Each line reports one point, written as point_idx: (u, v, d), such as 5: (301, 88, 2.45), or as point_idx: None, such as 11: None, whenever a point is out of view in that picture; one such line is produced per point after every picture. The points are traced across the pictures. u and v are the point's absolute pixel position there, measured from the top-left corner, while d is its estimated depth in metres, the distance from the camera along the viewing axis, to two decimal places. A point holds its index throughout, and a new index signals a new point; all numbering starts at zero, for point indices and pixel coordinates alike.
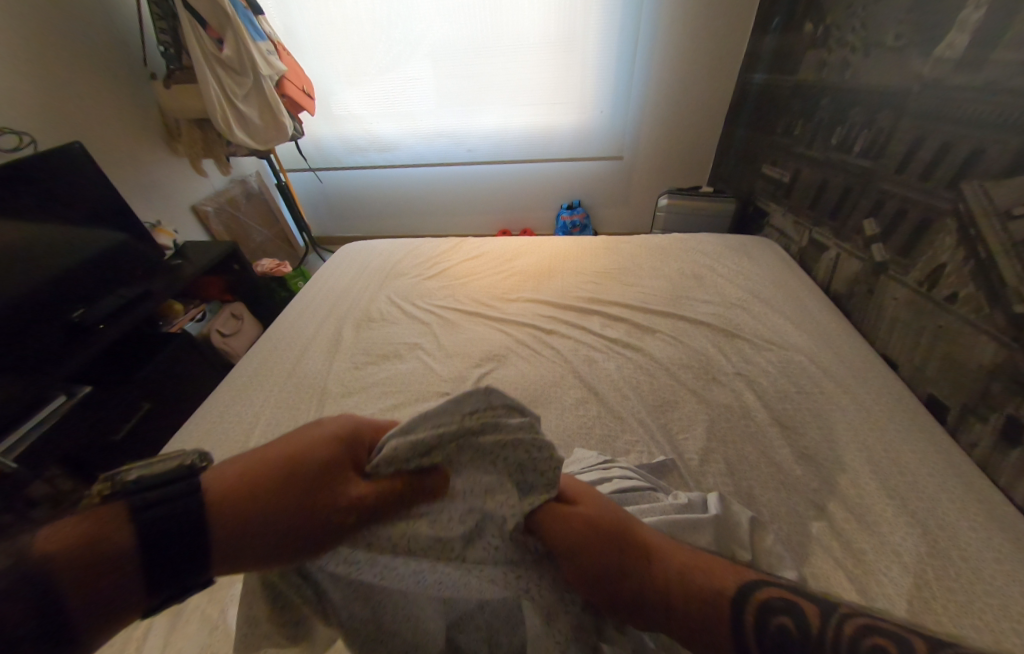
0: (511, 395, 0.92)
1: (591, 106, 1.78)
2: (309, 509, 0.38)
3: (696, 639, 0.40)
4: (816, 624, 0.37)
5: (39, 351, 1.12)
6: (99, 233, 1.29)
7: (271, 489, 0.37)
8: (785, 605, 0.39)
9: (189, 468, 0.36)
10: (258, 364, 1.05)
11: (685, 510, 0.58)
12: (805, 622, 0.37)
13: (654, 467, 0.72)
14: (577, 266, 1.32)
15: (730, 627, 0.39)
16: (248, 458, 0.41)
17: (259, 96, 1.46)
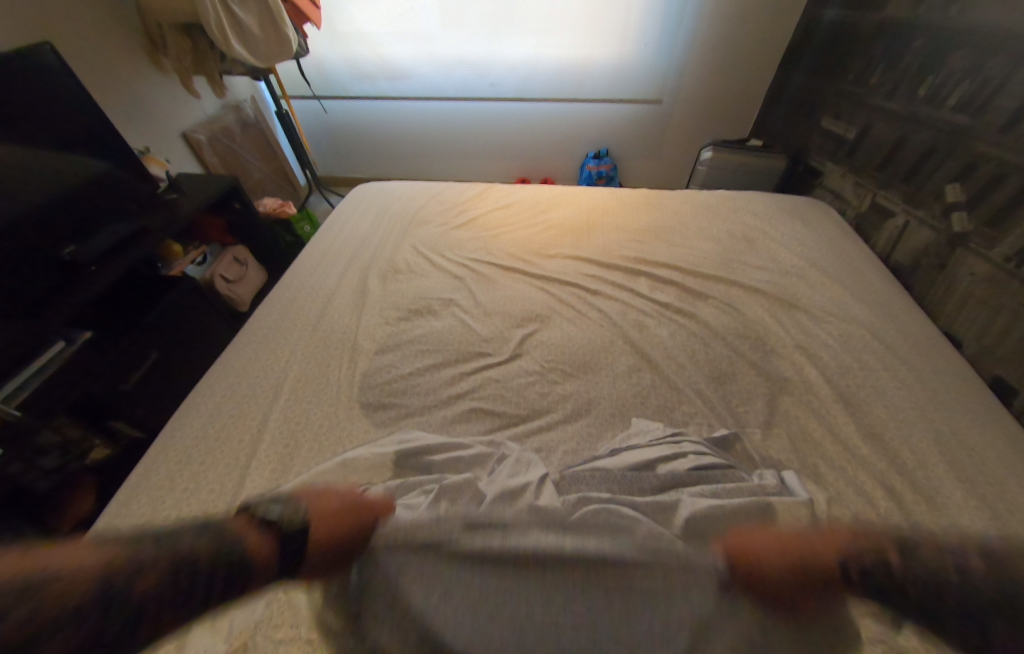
0: (560, 359, 0.86)
1: (633, 37, 1.58)
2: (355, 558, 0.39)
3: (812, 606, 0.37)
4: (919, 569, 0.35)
5: (31, 291, 1.01)
6: (84, 157, 1.13)
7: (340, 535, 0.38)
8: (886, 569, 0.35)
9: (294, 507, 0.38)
10: (280, 314, 0.97)
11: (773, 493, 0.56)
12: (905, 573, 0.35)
13: (720, 441, 0.69)
14: (618, 222, 1.23)
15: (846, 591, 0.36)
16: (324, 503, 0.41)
17: (259, 0, 1.24)
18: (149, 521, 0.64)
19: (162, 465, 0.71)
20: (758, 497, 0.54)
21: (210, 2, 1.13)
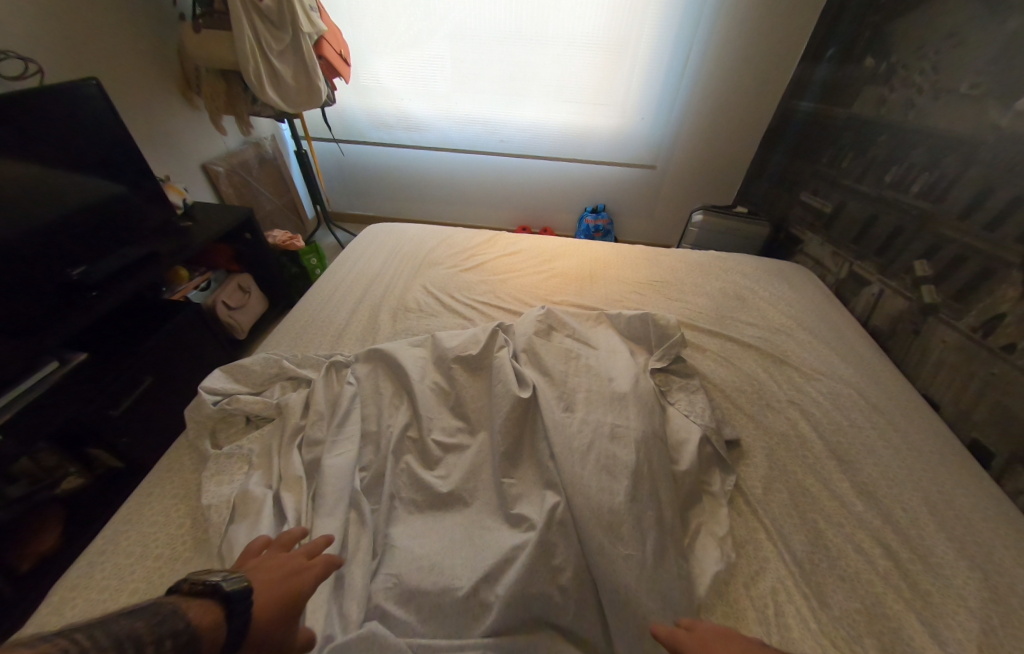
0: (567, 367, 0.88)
1: (633, 112, 1.76)
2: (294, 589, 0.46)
3: None
4: None
5: (29, 314, 1.00)
6: (103, 181, 1.15)
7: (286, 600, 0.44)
8: None
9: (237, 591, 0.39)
10: (293, 342, 0.98)
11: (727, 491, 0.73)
12: None
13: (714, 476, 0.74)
14: (619, 274, 1.30)
15: None
16: (271, 583, 0.45)
17: (296, 56, 1.35)
18: (143, 567, 0.62)
19: (154, 504, 0.70)
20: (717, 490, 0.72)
21: (252, 53, 1.23)
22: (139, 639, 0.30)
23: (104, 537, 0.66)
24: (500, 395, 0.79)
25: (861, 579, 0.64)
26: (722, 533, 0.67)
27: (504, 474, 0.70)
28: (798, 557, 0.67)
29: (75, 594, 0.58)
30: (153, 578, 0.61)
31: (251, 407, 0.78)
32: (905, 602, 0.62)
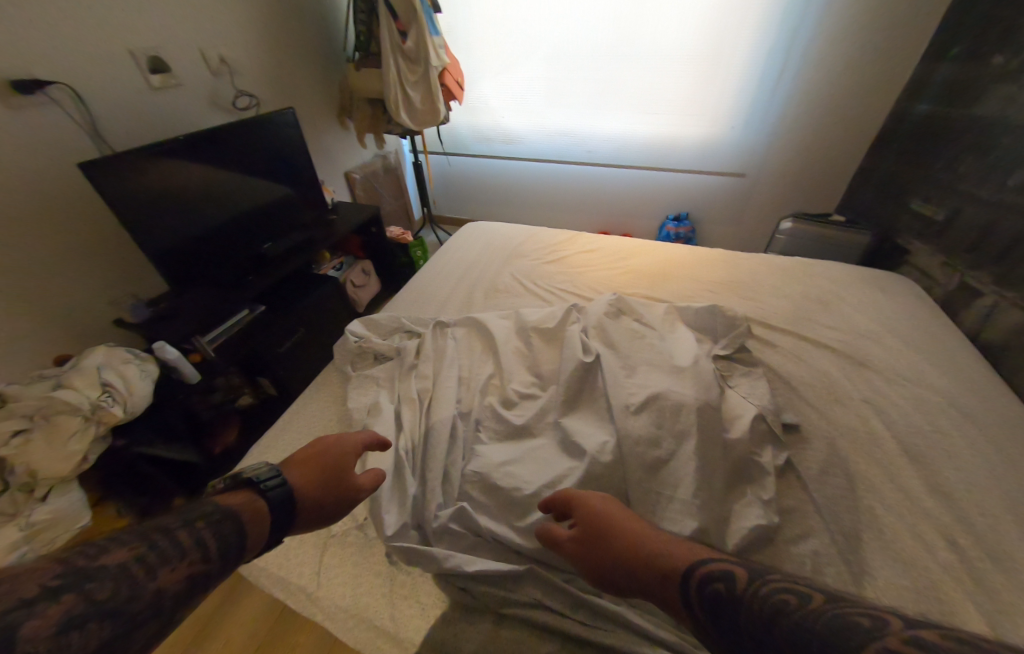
0: (634, 343, 0.99)
1: (723, 121, 1.80)
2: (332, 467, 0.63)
3: (643, 568, 0.49)
4: (694, 588, 0.44)
5: (234, 273, 1.44)
6: (286, 184, 1.57)
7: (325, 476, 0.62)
8: (722, 574, 0.43)
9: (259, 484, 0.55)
10: (409, 307, 1.24)
11: (779, 465, 0.78)
12: (734, 585, 0.41)
13: (769, 450, 0.79)
14: (692, 273, 1.36)
15: (679, 587, 0.45)
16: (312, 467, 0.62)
17: (425, 84, 1.66)
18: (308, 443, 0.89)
19: (315, 406, 0.98)
20: (769, 461, 0.77)
21: (394, 85, 1.56)
22: (163, 531, 0.42)
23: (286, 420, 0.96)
24: (571, 358, 0.93)
25: (915, 563, 0.65)
26: (769, 498, 0.73)
27: (570, 418, 0.85)
28: (848, 533, 0.69)
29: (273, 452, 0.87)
30: None
31: (381, 348, 1.04)
32: (965, 592, 0.62)
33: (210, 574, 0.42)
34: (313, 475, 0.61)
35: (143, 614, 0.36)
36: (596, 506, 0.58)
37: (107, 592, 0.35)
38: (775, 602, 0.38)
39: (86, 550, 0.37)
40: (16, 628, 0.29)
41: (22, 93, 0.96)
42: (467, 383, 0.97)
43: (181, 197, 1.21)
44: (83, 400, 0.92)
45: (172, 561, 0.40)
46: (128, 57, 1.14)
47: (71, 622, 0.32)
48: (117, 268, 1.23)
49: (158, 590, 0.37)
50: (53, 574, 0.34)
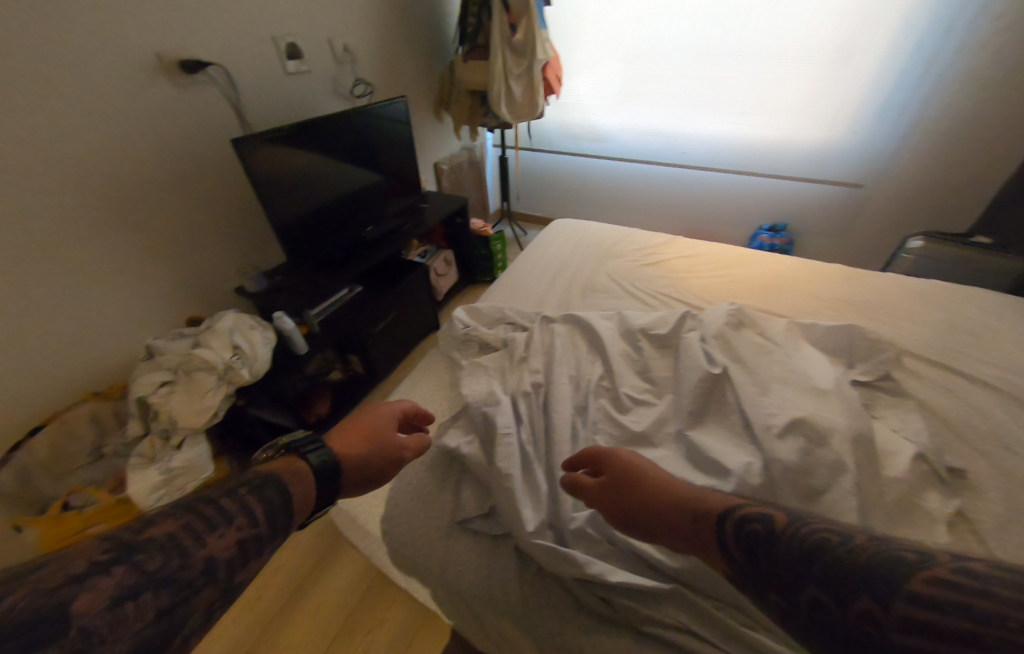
0: (763, 359, 0.92)
1: (844, 125, 1.66)
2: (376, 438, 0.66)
3: (675, 519, 0.44)
4: (722, 532, 0.37)
5: (337, 253, 1.50)
6: (391, 171, 1.62)
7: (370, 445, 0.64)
8: (758, 515, 0.36)
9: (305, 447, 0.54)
10: (508, 299, 1.24)
11: (949, 513, 0.68)
12: (773, 524, 0.34)
13: (933, 494, 0.70)
14: (810, 289, 1.25)
15: (707, 532, 0.39)
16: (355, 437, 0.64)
17: (528, 78, 1.65)
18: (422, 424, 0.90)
19: (424, 388, 1.00)
20: (937, 507, 0.68)
21: (499, 78, 1.57)
22: (205, 499, 0.39)
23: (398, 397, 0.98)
24: (695, 368, 0.88)
25: None
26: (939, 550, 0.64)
27: (695, 431, 0.80)
28: None
29: None
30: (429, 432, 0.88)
31: (488, 338, 1.04)
32: None
33: (261, 536, 0.40)
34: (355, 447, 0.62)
35: (199, 581, 0.33)
36: (633, 462, 0.55)
37: (159, 561, 0.33)
38: (816, 541, 0.30)
39: (132, 523, 0.35)
40: (66, 607, 0.27)
41: (186, 73, 1.05)
42: (579, 383, 0.94)
43: (307, 178, 1.29)
44: (219, 360, 0.99)
45: (218, 529, 0.37)
46: (272, 43, 1.21)
47: (123, 596, 0.29)
48: (240, 241, 1.34)
49: (207, 558, 0.35)
50: (104, 547, 0.32)
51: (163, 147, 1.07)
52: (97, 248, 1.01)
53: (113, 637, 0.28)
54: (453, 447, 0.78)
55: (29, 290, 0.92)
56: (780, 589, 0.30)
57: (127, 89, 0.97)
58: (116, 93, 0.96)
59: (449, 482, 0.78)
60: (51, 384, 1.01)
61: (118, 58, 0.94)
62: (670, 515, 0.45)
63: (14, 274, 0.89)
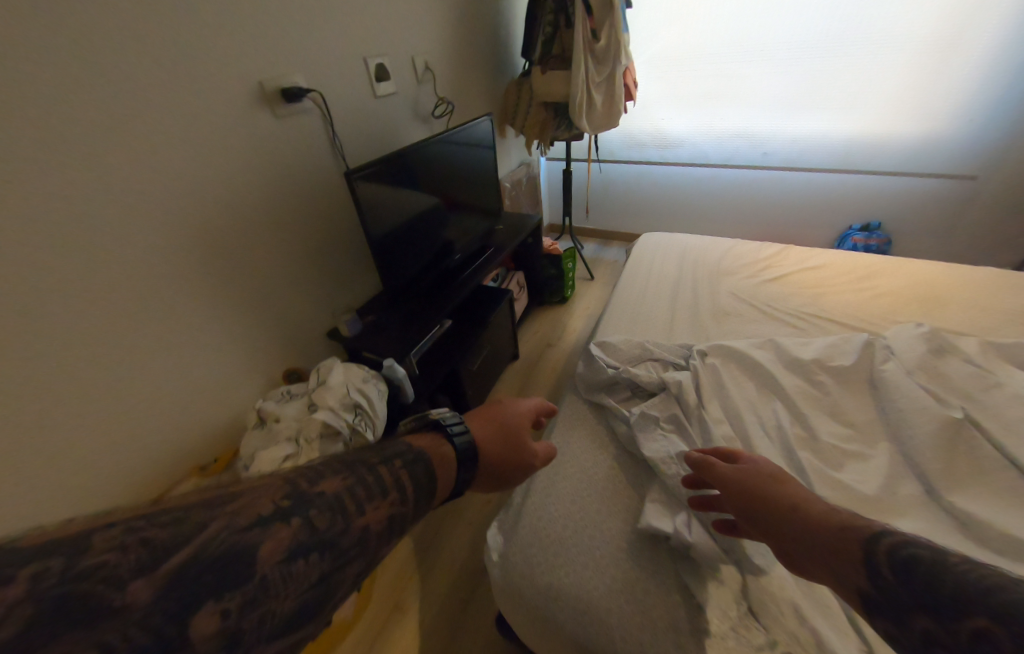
0: (991, 389, 0.77)
1: (953, 114, 1.54)
2: (514, 436, 0.58)
3: (823, 541, 0.42)
4: (871, 561, 0.35)
5: (425, 286, 1.41)
6: (472, 194, 1.53)
7: (505, 442, 0.56)
8: (925, 548, 0.32)
9: (444, 426, 0.47)
10: (636, 329, 1.13)
11: None
12: (942, 566, 0.30)
13: None
14: (977, 300, 1.10)
15: (860, 559, 0.36)
16: (491, 430, 0.56)
17: (608, 85, 1.56)
18: (597, 488, 0.77)
19: (576, 443, 0.87)
20: None
21: (581, 87, 1.46)
22: (364, 463, 0.34)
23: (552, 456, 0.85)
24: (919, 409, 0.75)
25: None
26: None
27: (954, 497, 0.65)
28: None
29: (556, 501, 0.76)
30: (607, 502, 0.74)
31: (640, 379, 0.90)
32: None
33: (412, 516, 0.34)
34: (489, 434, 0.55)
35: (356, 552, 0.28)
36: (776, 481, 0.53)
37: (327, 521, 0.28)
38: (986, 586, 0.26)
39: (304, 473, 0.31)
40: (250, 550, 0.23)
41: (287, 101, 0.98)
42: (770, 432, 0.81)
43: (399, 208, 1.19)
44: (341, 424, 0.87)
45: (377, 497, 0.32)
46: (362, 63, 1.15)
47: (297, 552, 0.25)
48: (330, 278, 1.25)
49: (364, 530, 0.29)
50: (282, 491, 0.28)
51: (266, 180, 0.99)
52: (204, 295, 0.92)
53: (284, 594, 0.23)
54: (664, 530, 0.64)
55: (145, 347, 0.83)
56: (937, 612, 0.27)
57: (233, 119, 0.89)
58: (224, 126, 0.88)
59: (663, 577, 0.63)
60: (170, 452, 0.92)
61: (226, 87, 0.87)
62: (816, 539, 0.43)
63: (125, 329, 0.79)
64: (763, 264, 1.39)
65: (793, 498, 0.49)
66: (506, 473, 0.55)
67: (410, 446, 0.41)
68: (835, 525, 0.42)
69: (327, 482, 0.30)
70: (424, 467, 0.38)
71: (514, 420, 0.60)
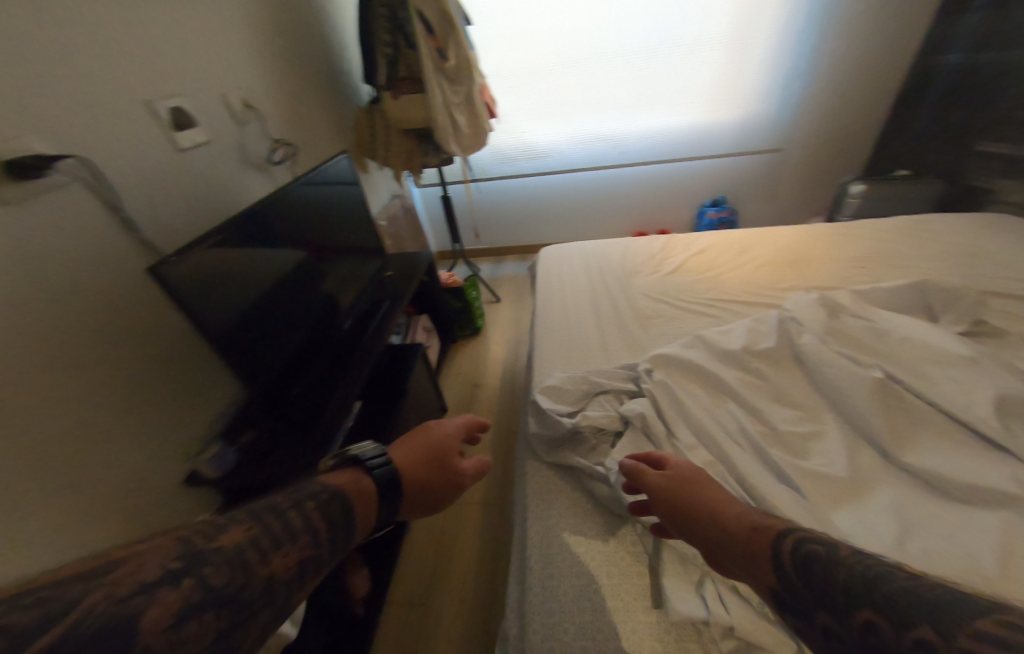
0: (882, 337, 0.85)
1: (755, 100, 1.83)
2: (441, 458, 0.61)
3: (729, 541, 0.46)
4: (778, 560, 0.38)
5: (319, 371, 1.13)
6: (345, 244, 1.29)
7: (431, 468, 0.59)
8: (818, 542, 0.37)
9: (363, 457, 0.51)
10: (572, 357, 1.05)
11: None
12: (838, 555, 0.35)
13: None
14: (826, 253, 1.29)
15: (765, 557, 0.40)
16: (418, 454, 0.60)
17: (468, 104, 1.47)
18: (603, 581, 0.64)
19: (559, 523, 0.72)
20: None
21: (441, 110, 1.34)
22: (272, 510, 0.37)
23: (538, 557, 0.69)
24: (847, 374, 0.78)
25: None
26: None
27: (908, 454, 0.67)
28: None
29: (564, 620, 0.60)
30: (621, 595, 0.61)
31: (600, 422, 0.81)
32: None
33: (322, 558, 0.37)
34: (416, 457, 0.59)
35: (259, 602, 0.31)
36: (693, 481, 0.56)
37: (226, 576, 0.30)
38: (874, 575, 0.31)
39: (204, 528, 0.33)
40: (134, 621, 0.25)
41: (18, 180, 0.63)
42: (738, 437, 0.78)
43: (251, 290, 0.90)
44: None
45: (283, 545, 0.35)
46: (144, 111, 0.83)
47: (188, 614, 0.27)
48: (172, 406, 0.88)
49: (269, 578, 0.32)
50: (177, 553, 0.30)
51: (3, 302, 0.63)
52: None
53: None
54: (699, 616, 0.53)
55: None
56: (834, 610, 0.32)
57: None
58: None
59: None
60: None
61: None
62: (726, 538, 0.46)
63: None
64: (660, 257, 1.45)
65: (692, 494, 0.53)
66: (432, 495, 0.59)
67: (329, 485, 0.45)
68: (739, 525, 0.46)
69: (229, 535, 0.33)
70: (342, 505, 0.43)
71: (442, 441, 0.64)
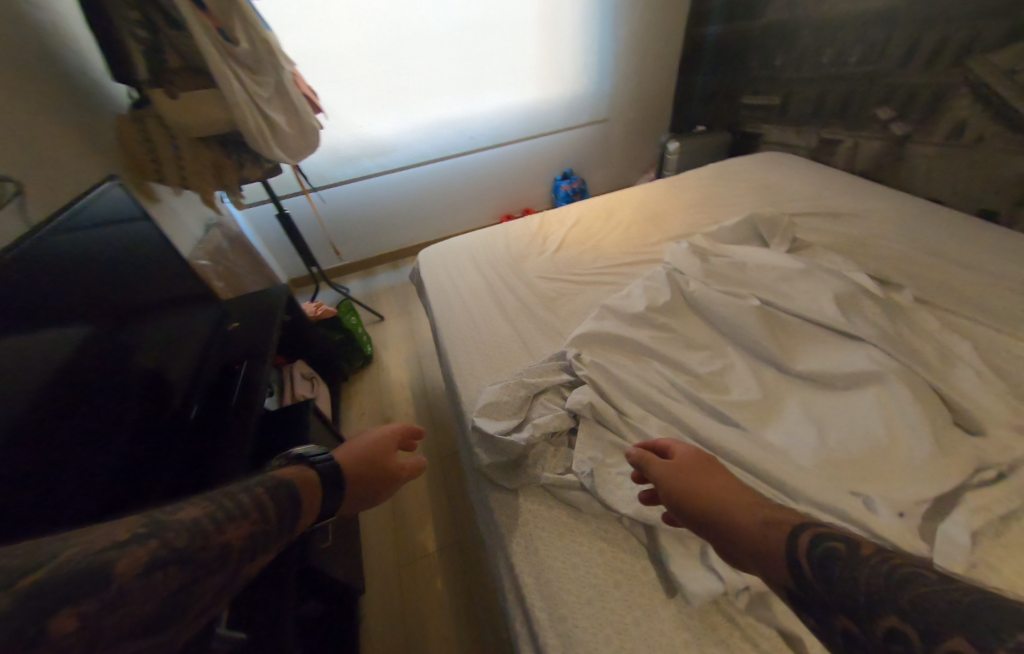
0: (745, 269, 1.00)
1: (579, 76, 1.96)
2: (379, 457, 0.68)
3: (734, 535, 0.45)
4: (793, 558, 0.38)
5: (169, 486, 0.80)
6: (157, 301, 0.92)
7: (371, 465, 0.66)
8: (837, 538, 0.38)
9: (305, 456, 0.59)
10: (495, 361, 0.97)
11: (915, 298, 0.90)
12: (855, 553, 0.36)
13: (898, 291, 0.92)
14: (673, 205, 1.48)
15: (780, 555, 0.39)
16: (358, 454, 0.67)
17: (282, 99, 1.19)
18: (614, 593, 0.58)
19: (547, 550, 0.65)
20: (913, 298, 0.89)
21: (246, 106, 1.04)
22: (222, 494, 0.42)
23: (540, 604, 0.60)
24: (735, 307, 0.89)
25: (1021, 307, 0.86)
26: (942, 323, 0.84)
27: (796, 360, 0.80)
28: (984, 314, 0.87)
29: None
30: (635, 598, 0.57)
31: (553, 426, 0.74)
32: None
33: (272, 532, 0.42)
34: (353, 456, 0.66)
35: (215, 562, 0.35)
36: (699, 475, 0.55)
37: (184, 539, 0.35)
38: (897, 578, 0.32)
39: (162, 510, 0.37)
40: (108, 568, 0.29)
41: None
42: (673, 393, 0.81)
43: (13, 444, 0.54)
44: None
45: (235, 519, 0.39)
46: None
47: (155, 564, 0.32)
48: None
49: (225, 545, 0.37)
50: (139, 524, 0.34)
51: None
52: None
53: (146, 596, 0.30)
54: (717, 588, 0.52)
55: None
56: (852, 615, 0.33)
57: None
58: None
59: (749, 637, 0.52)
60: None
61: None
62: (733, 534, 0.45)
63: None
64: (542, 235, 1.45)
65: (694, 491, 0.52)
66: (373, 489, 0.65)
67: (271, 477, 0.50)
68: (744, 521, 0.45)
69: (189, 510, 0.38)
70: (287, 488, 0.48)
71: (380, 441, 0.71)
